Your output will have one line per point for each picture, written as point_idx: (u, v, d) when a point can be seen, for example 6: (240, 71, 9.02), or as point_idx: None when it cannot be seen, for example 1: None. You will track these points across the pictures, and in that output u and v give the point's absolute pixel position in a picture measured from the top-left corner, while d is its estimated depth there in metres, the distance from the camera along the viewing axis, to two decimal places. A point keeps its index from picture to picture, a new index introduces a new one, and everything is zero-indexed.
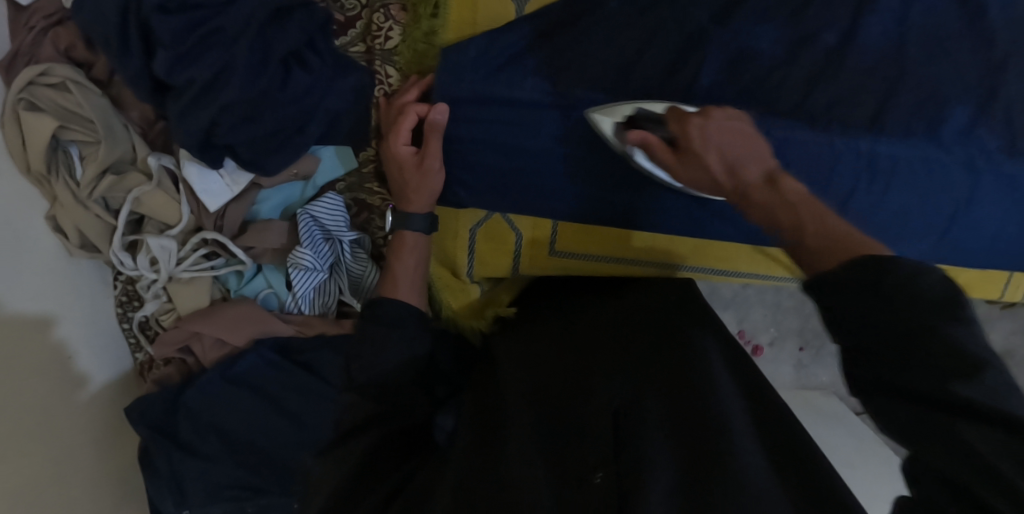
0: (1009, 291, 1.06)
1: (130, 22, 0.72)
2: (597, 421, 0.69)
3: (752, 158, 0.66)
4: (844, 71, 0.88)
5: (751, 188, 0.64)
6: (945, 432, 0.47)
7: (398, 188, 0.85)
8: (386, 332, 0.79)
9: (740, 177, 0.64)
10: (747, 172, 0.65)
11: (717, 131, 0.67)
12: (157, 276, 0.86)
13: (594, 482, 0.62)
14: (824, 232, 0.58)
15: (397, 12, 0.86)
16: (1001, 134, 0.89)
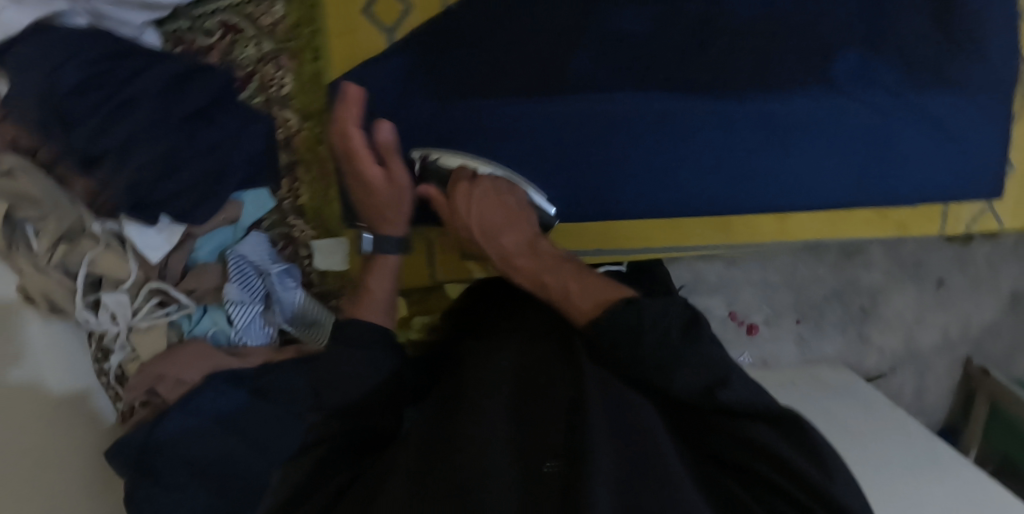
0: (948, 225, 1.04)
1: (47, 106, 0.79)
2: (556, 419, 0.66)
3: (507, 228, 0.85)
4: (716, 36, 0.94)
5: (516, 255, 0.83)
6: (736, 435, 0.65)
7: (376, 206, 0.90)
8: (348, 355, 0.82)
9: (500, 247, 0.84)
10: (505, 239, 0.84)
11: (479, 201, 0.86)
12: (118, 327, 0.96)
13: (543, 472, 0.61)
14: (563, 281, 0.78)
15: (287, 62, 0.93)
16: (897, 65, 0.96)
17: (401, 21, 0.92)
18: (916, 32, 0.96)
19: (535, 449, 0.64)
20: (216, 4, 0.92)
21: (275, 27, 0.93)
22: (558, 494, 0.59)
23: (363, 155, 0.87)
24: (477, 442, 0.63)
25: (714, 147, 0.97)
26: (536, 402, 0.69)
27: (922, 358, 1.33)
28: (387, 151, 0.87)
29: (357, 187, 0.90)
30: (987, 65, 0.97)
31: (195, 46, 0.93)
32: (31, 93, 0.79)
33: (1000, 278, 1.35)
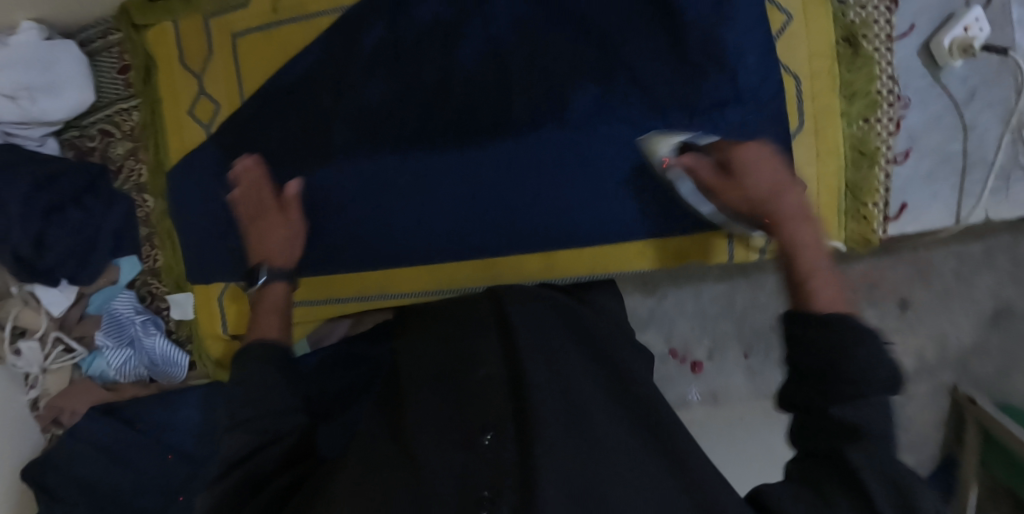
0: (736, 252, 1.01)
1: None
2: (495, 387, 0.72)
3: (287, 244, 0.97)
4: (455, 90, 1.01)
5: (757, 198, 0.83)
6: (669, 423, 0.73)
7: (259, 247, 0.96)
8: (256, 365, 0.77)
9: (776, 195, 0.82)
10: (760, 177, 0.84)
11: (261, 231, 0.97)
12: (34, 369, 1.22)
13: (484, 445, 0.66)
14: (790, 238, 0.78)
15: (142, 155, 1.18)
16: (633, 97, 0.98)
17: (214, 117, 1.12)
18: (652, 68, 0.98)
19: (461, 434, 0.68)
20: (96, 116, 1.21)
21: (132, 129, 1.18)
22: (488, 470, 0.63)
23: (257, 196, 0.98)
24: (417, 467, 0.65)
25: (467, 191, 1.03)
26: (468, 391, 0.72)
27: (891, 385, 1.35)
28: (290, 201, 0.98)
29: (265, 220, 0.97)
30: (734, 86, 0.97)
31: (83, 149, 1.21)
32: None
33: (977, 289, 1.26)
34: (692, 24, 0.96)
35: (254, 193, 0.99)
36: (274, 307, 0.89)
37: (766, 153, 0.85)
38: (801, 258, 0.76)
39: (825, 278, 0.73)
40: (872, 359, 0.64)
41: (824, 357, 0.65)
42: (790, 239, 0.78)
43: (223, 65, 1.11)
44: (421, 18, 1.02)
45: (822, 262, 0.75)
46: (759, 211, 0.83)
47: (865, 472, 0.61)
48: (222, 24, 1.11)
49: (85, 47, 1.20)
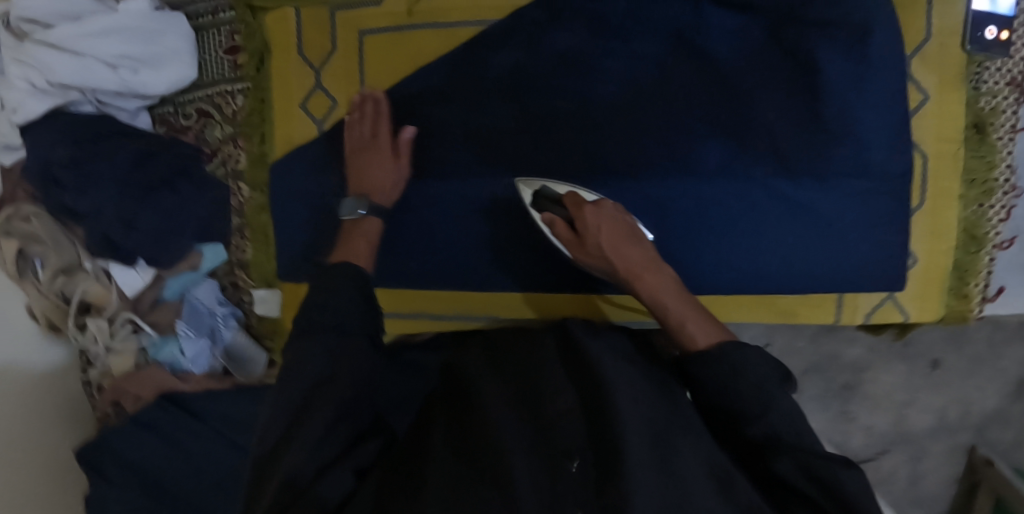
0: (843, 314, 1.04)
1: (45, 177, 1.05)
2: (567, 409, 0.77)
3: (621, 241, 0.93)
4: (589, 125, 1.02)
5: (638, 266, 0.92)
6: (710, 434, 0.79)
7: (595, 230, 0.93)
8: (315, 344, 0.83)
9: (625, 258, 0.93)
10: (630, 253, 0.93)
11: (607, 221, 0.94)
12: (98, 347, 1.17)
13: (571, 471, 0.71)
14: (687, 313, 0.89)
15: (243, 142, 1.14)
16: (766, 155, 0.99)
17: (329, 114, 1.10)
18: (788, 128, 0.98)
19: (530, 450, 0.74)
20: (194, 94, 1.16)
21: (234, 114, 1.14)
22: (585, 493, 0.70)
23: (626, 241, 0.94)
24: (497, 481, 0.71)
25: None
26: (541, 407, 0.78)
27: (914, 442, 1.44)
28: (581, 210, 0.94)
29: (605, 216, 0.94)
30: (863, 153, 0.98)
31: (176, 126, 1.16)
32: (35, 169, 1.05)
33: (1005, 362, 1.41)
34: (835, 89, 0.96)
35: (608, 214, 0.95)
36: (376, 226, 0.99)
37: (620, 216, 0.95)
38: (665, 300, 0.91)
39: (697, 319, 0.89)
40: (756, 383, 0.80)
41: (718, 378, 0.81)
42: (651, 287, 0.92)
43: (345, 62, 1.08)
44: (561, 46, 1.01)
45: (674, 305, 0.90)
46: (623, 267, 0.92)
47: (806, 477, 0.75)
48: (349, 19, 1.08)
49: (192, 21, 1.15)
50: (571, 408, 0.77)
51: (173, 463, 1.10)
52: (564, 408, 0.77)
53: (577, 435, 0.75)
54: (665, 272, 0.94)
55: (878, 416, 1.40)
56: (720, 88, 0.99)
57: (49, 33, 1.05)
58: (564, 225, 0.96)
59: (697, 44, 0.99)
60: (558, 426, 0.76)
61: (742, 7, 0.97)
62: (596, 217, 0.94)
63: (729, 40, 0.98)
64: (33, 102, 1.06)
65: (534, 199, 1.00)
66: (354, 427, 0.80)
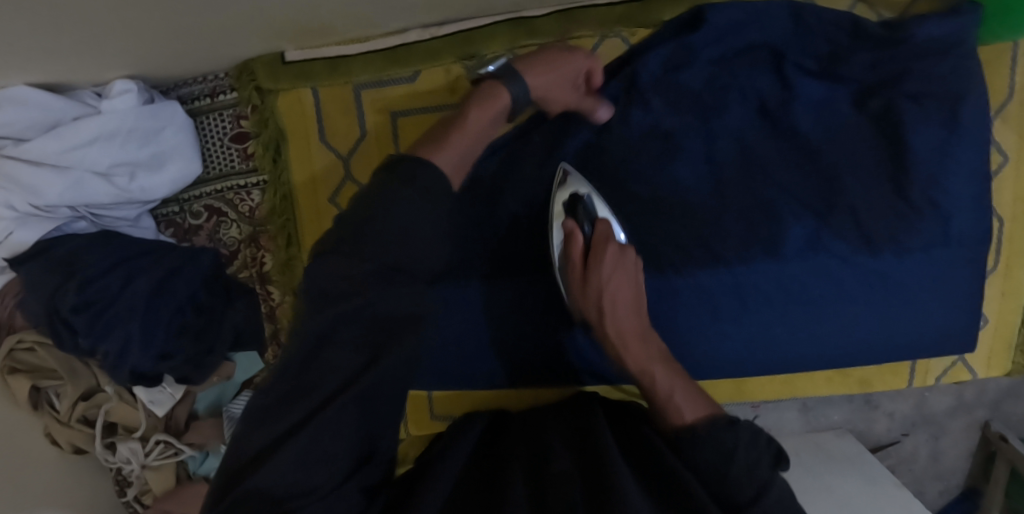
0: (916, 376, 1.03)
1: (55, 320, 0.93)
2: (565, 472, 0.74)
3: (628, 304, 0.87)
4: (664, 209, 0.95)
5: (630, 334, 0.86)
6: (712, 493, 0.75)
7: (605, 275, 0.86)
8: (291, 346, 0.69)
9: (617, 319, 0.86)
10: (626, 319, 0.87)
11: (619, 275, 0.87)
12: (132, 466, 1.08)
13: None
14: (679, 385, 0.83)
15: (267, 242, 1.02)
16: (851, 234, 0.93)
17: None
18: (875, 201, 0.93)
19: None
20: (200, 190, 1.02)
21: (252, 212, 1.02)
22: None
23: (630, 308, 0.87)
24: None
25: (671, 317, 0.97)
26: (547, 476, 0.74)
27: (935, 422, 1.40)
28: (602, 242, 0.88)
29: (612, 270, 0.87)
30: (948, 225, 0.93)
31: (184, 226, 1.04)
32: (40, 312, 0.93)
33: None
34: (922, 161, 0.91)
35: (621, 262, 0.87)
36: (495, 108, 0.83)
37: (629, 264, 0.88)
38: (654, 370, 0.84)
39: (686, 389, 0.82)
40: (748, 466, 0.74)
41: (709, 458, 0.75)
42: (635, 352, 0.85)
43: (376, 148, 0.97)
44: (641, 123, 0.94)
45: (662, 374, 0.84)
46: (613, 329, 0.86)
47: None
48: (376, 99, 0.96)
49: (187, 106, 1.00)
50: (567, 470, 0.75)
51: None
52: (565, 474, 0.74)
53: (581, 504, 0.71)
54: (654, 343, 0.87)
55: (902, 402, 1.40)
56: (806, 162, 0.94)
57: (23, 149, 0.91)
58: (576, 249, 0.88)
59: (782, 117, 0.93)
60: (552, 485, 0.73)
61: (827, 75, 0.92)
62: (609, 266, 0.87)
63: (812, 113, 0.93)
64: (22, 231, 0.93)
65: (568, 197, 0.92)
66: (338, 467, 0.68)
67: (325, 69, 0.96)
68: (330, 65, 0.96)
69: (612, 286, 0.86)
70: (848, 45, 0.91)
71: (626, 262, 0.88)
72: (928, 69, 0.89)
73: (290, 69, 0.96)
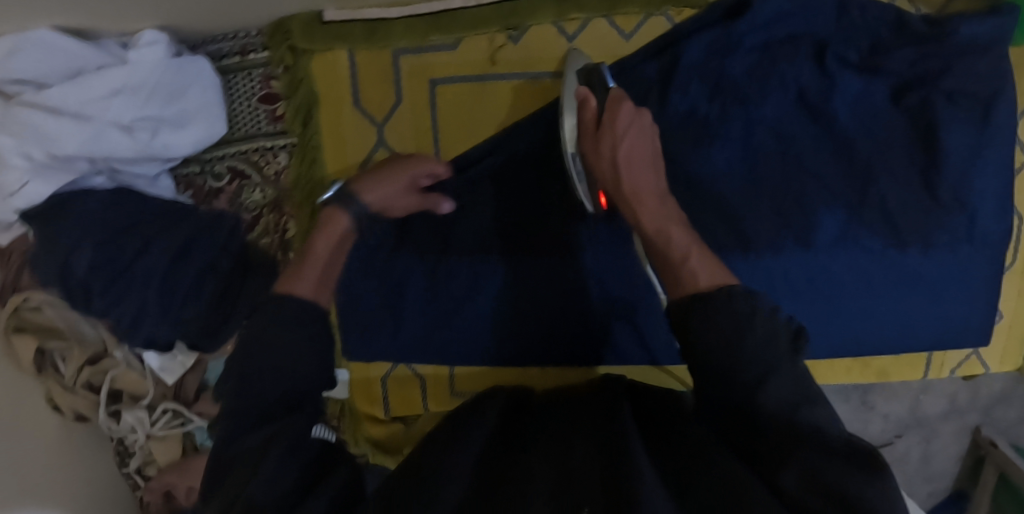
0: (932, 369, 1.05)
1: (68, 284, 0.89)
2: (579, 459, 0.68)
3: (643, 160, 0.77)
4: (700, 195, 0.94)
5: (645, 189, 0.75)
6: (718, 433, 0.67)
7: (614, 120, 0.79)
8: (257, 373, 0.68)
9: (632, 170, 0.76)
10: (639, 172, 0.76)
11: (633, 131, 0.78)
12: (137, 435, 1.05)
13: None
14: (695, 251, 0.70)
15: (291, 208, 0.99)
16: (883, 230, 0.93)
17: None
18: (908, 198, 0.93)
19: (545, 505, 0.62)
20: (225, 151, 0.99)
21: (278, 176, 0.98)
22: None
23: (643, 162, 0.77)
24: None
25: None
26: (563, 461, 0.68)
27: (927, 425, 1.29)
28: (617, 100, 0.80)
29: (628, 122, 0.78)
30: (972, 223, 0.94)
31: (205, 188, 1.00)
32: (52, 273, 0.89)
33: None
34: (954, 160, 0.92)
35: (635, 117, 0.79)
36: (335, 236, 0.80)
37: (639, 115, 0.80)
38: (668, 230, 0.72)
39: (703, 256, 0.70)
40: (764, 341, 0.63)
41: (722, 335, 0.64)
42: (640, 169, 0.77)
43: (412, 115, 0.95)
44: (681, 107, 0.93)
45: (679, 238, 0.72)
46: (619, 130, 0.77)
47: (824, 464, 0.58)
48: (415, 66, 0.94)
49: (215, 63, 0.96)
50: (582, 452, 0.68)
51: None
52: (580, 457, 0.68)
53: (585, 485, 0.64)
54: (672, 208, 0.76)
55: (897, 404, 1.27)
56: (843, 154, 0.93)
57: (44, 96, 0.86)
58: (589, 106, 0.81)
59: (822, 109, 0.93)
60: (562, 469, 0.67)
61: (870, 68, 0.93)
62: (628, 114, 0.79)
63: (851, 105, 0.93)
64: (36, 184, 0.88)
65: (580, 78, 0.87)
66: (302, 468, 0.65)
67: (361, 33, 0.92)
68: (367, 29, 0.92)
69: (626, 135, 0.78)
70: (891, 41, 0.93)
71: (640, 120, 0.79)
72: (965, 68, 0.91)
73: (326, 29, 0.93)
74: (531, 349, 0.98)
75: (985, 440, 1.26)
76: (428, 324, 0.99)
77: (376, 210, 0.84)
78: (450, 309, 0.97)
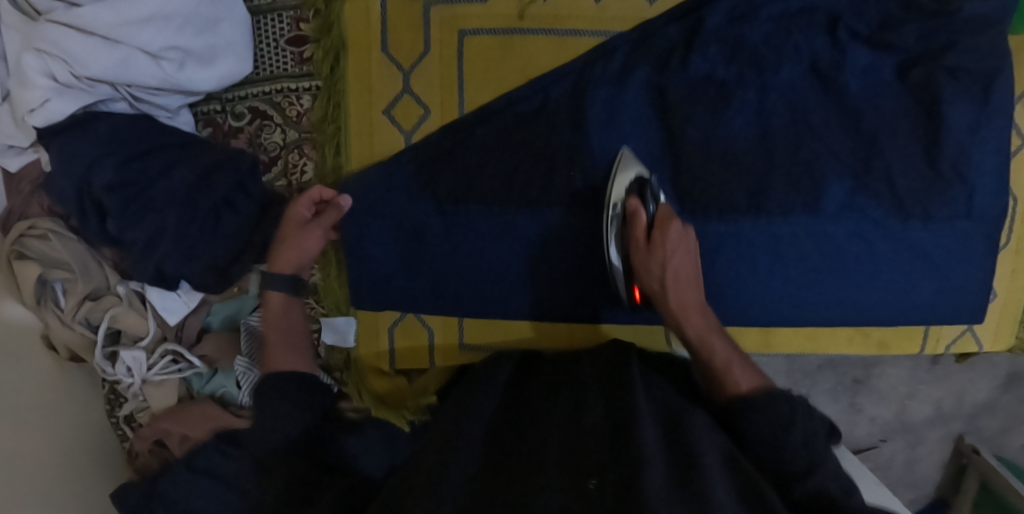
0: (929, 344, 1.08)
1: (85, 199, 0.91)
2: (593, 420, 0.72)
3: (688, 278, 0.87)
4: (718, 156, 0.96)
5: (687, 300, 0.86)
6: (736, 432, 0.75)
7: (660, 242, 0.86)
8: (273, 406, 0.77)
9: (676, 283, 0.86)
10: (683, 289, 0.86)
11: (677, 244, 0.86)
12: (133, 379, 1.02)
13: (590, 487, 0.64)
14: (732, 357, 0.81)
15: (311, 150, 1.00)
16: (886, 200, 0.97)
17: (418, 125, 0.98)
18: (912, 169, 0.97)
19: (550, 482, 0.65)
20: (247, 91, 0.99)
21: (300, 118, 0.99)
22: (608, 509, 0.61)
23: (685, 275, 0.86)
24: (513, 491, 0.64)
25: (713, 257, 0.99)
26: (580, 422, 0.72)
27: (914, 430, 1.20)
28: (664, 219, 0.87)
29: (676, 239, 0.86)
30: (971, 199, 0.97)
31: (224, 127, 1.00)
32: (70, 191, 0.91)
33: None
34: (955, 134, 0.96)
35: (683, 238, 0.87)
36: (276, 311, 0.90)
37: (676, 260, 0.86)
38: (725, 369, 0.80)
39: (743, 364, 0.81)
40: (806, 440, 0.73)
41: (766, 433, 0.73)
42: (701, 328, 0.85)
43: (438, 64, 0.96)
44: (700, 70, 0.95)
45: (720, 345, 0.83)
46: (677, 302, 0.85)
47: (775, 428, 0.73)
48: (445, 17, 0.95)
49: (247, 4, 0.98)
50: (596, 415, 0.73)
51: None
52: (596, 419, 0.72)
53: (591, 455, 0.68)
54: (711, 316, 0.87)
55: (884, 406, 1.20)
56: (850, 124, 0.97)
57: (75, 15, 0.86)
58: (636, 218, 0.88)
59: (833, 79, 0.96)
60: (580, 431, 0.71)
61: (878, 43, 0.96)
62: (677, 231, 0.87)
63: (859, 75, 0.97)
64: (60, 101, 0.88)
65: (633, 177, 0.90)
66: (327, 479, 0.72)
67: None
68: None
69: (674, 256, 0.86)
70: (899, 17, 0.96)
71: (681, 233, 0.87)
72: (970, 45, 0.94)
73: None
74: (543, 299, 1.00)
75: (969, 448, 1.19)
76: (444, 273, 0.99)
77: (296, 271, 0.93)
78: (465, 257, 0.98)
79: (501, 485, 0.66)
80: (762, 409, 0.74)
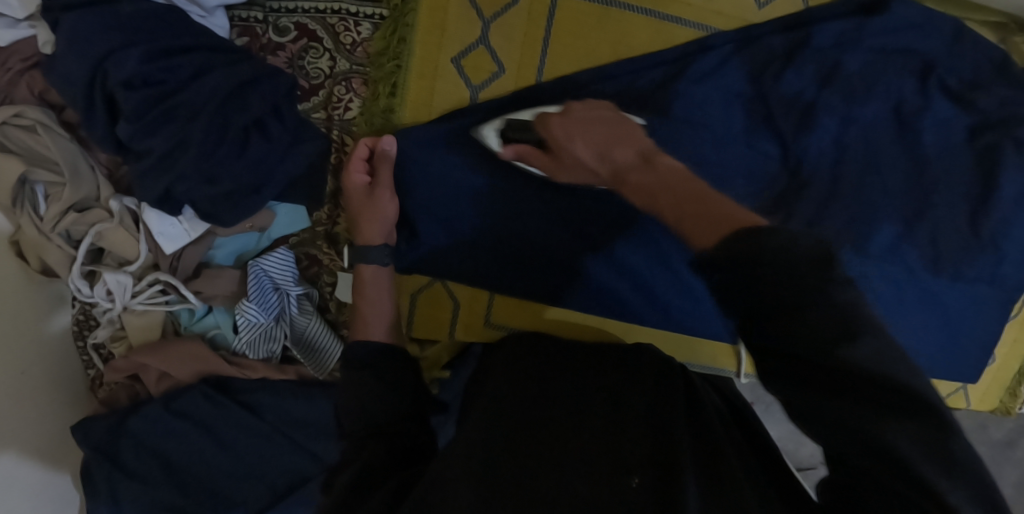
0: None
1: (96, 91, 0.77)
2: (625, 404, 0.67)
3: (620, 141, 0.75)
4: (799, 184, 0.92)
5: (628, 169, 0.71)
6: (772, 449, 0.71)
7: (577, 130, 0.77)
8: (358, 375, 0.71)
9: (611, 161, 0.74)
10: (618, 154, 0.74)
11: (580, 127, 0.77)
12: (112, 305, 0.90)
13: (631, 487, 0.58)
14: (701, 208, 0.57)
15: (360, 86, 0.90)
16: (926, 253, 0.94)
17: (488, 82, 0.89)
18: (954, 233, 0.93)
19: (569, 474, 0.59)
20: (298, 4, 0.87)
21: (355, 47, 0.89)
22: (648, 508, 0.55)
23: (602, 134, 0.76)
24: (548, 475, 0.59)
25: None
26: (613, 402, 0.67)
27: None
28: (586, 117, 0.78)
29: (581, 112, 0.79)
30: (999, 267, 0.94)
31: (264, 40, 0.88)
32: (79, 76, 0.76)
33: None
34: (1005, 204, 0.91)
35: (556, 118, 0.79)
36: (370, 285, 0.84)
37: (579, 143, 0.76)
38: (688, 222, 0.56)
39: (696, 213, 0.57)
40: (782, 248, 0.47)
41: (740, 268, 0.48)
42: (640, 184, 0.68)
43: (524, 20, 0.88)
44: (790, 86, 0.91)
45: (665, 197, 0.63)
46: (609, 171, 0.74)
47: (914, 450, 0.43)
48: None
49: None
50: (634, 399, 0.68)
51: (206, 454, 0.91)
52: (628, 403, 0.67)
53: (622, 441, 0.63)
54: (666, 162, 0.69)
55: None
56: (915, 170, 0.93)
57: None
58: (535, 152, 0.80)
59: (913, 123, 0.92)
60: (611, 411, 0.66)
61: (962, 99, 0.92)
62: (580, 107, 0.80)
63: (938, 126, 0.92)
64: None
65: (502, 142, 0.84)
66: (388, 441, 0.66)
67: None
68: None
69: (601, 140, 0.76)
70: (991, 77, 0.92)
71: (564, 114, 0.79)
72: None
73: None
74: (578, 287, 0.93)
75: None
76: (479, 242, 0.91)
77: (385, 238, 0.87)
78: (497, 228, 0.90)
79: (522, 473, 0.59)
80: (906, 417, 0.43)
